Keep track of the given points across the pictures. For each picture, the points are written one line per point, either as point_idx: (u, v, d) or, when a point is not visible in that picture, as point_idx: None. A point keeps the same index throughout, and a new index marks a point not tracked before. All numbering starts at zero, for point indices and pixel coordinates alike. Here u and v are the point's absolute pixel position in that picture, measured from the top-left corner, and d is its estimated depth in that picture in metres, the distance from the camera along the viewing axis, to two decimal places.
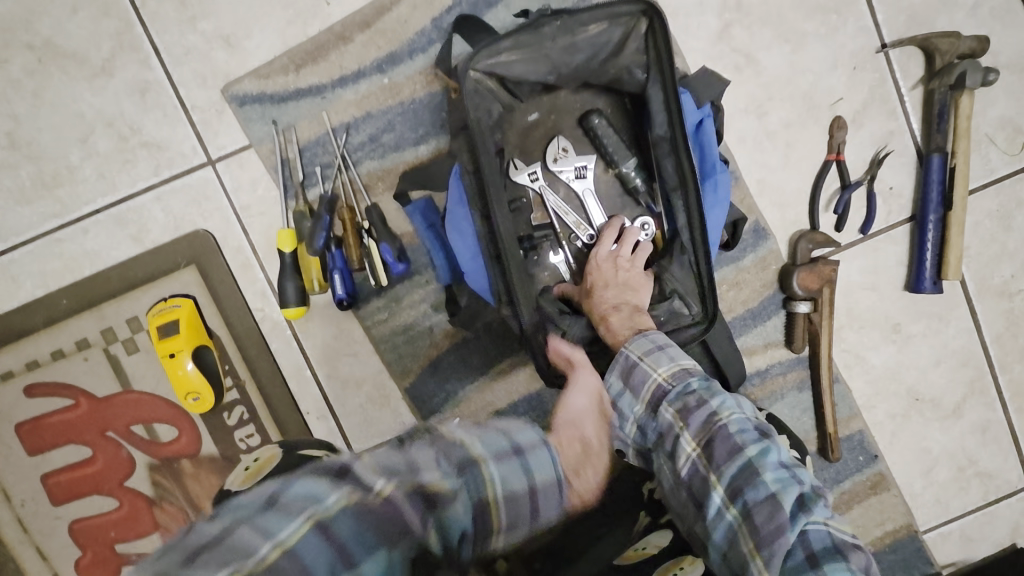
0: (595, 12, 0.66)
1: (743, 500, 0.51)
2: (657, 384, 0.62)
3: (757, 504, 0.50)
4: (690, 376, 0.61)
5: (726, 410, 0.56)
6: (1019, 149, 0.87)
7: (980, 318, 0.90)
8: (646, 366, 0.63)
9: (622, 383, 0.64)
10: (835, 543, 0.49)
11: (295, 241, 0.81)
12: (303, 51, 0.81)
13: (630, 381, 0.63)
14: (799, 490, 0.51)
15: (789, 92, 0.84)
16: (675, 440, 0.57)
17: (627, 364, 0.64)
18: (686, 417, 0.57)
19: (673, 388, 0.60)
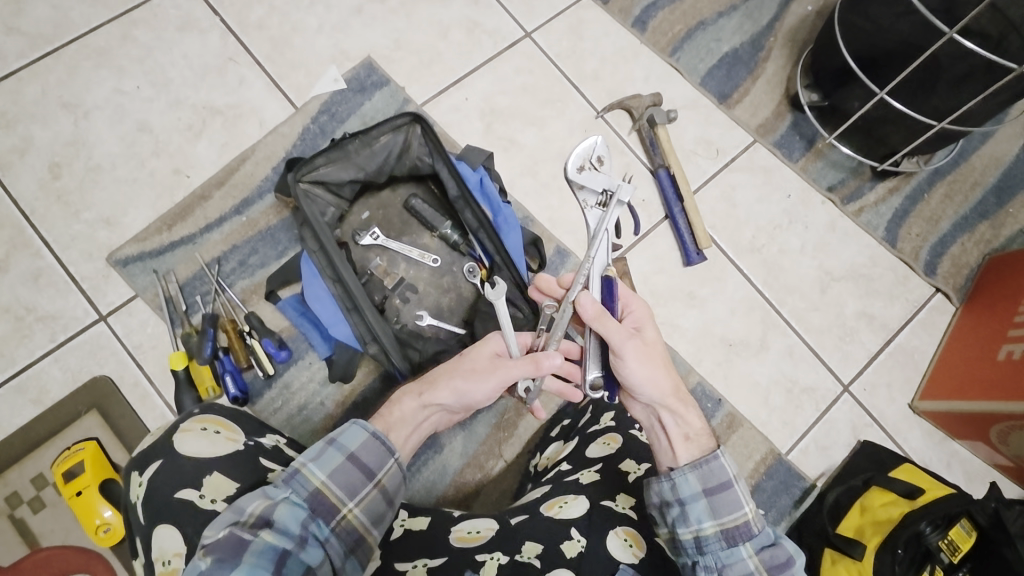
0: (379, 127, 0.95)
1: None
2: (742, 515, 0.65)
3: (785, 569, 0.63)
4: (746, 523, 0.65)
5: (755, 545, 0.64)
6: (716, 153, 1.23)
7: (746, 271, 1.18)
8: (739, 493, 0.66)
9: (700, 494, 0.67)
10: None
11: (187, 358, 0.95)
12: (172, 214, 1.03)
13: (710, 490, 0.66)
14: None
15: (549, 155, 1.17)
16: (740, 561, 0.64)
17: (718, 484, 0.66)
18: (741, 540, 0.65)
19: (752, 522, 0.64)
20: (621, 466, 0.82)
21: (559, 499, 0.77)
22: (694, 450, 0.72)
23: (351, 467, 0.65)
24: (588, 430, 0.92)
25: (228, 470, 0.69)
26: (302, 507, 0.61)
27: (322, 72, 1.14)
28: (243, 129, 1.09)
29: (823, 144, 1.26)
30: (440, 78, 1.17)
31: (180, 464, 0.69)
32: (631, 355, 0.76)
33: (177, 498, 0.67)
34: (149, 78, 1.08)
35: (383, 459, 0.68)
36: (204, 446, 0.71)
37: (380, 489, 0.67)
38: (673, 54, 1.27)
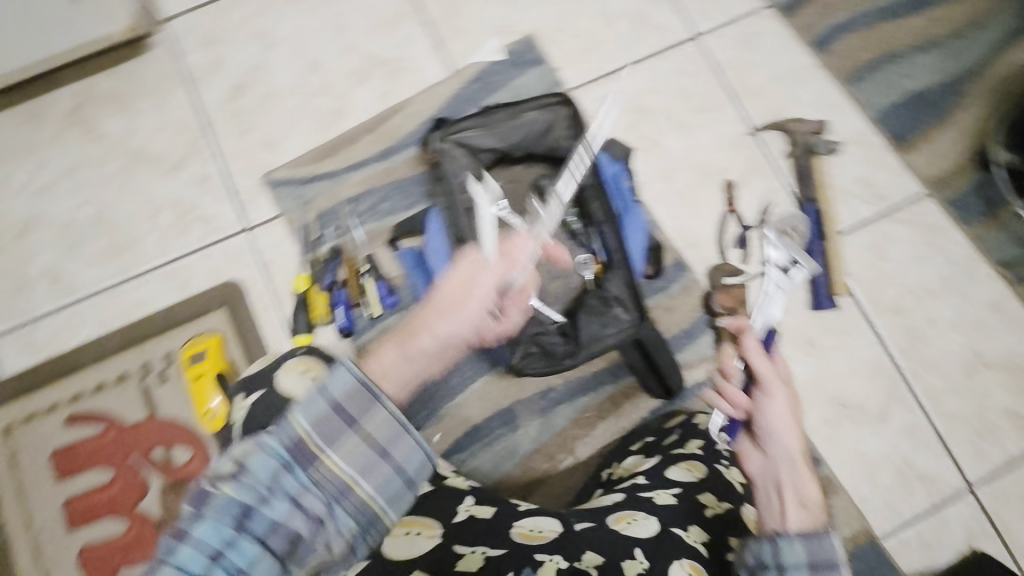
0: (530, 102, 0.95)
1: None
2: None
3: None
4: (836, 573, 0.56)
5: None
6: (875, 198, 1.12)
7: (880, 331, 1.07)
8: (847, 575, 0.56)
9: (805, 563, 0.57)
10: None
11: (309, 283, 1.02)
12: (323, 149, 1.10)
13: (818, 565, 0.57)
14: None
15: (689, 163, 1.12)
16: None
17: (828, 559, 0.57)
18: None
19: None
20: (701, 497, 0.77)
21: (628, 514, 0.74)
22: (807, 515, 0.61)
23: (331, 416, 0.47)
24: (671, 451, 0.87)
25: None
26: (272, 455, 0.47)
27: (484, 41, 1.16)
28: (401, 83, 1.14)
29: (1007, 213, 1.11)
30: (596, 67, 1.16)
31: (275, 400, 0.75)
32: (778, 401, 0.72)
33: (263, 432, 0.72)
34: (332, 22, 1.16)
35: (366, 408, 0.48)
36: (299, 386, 0.76)
37: (369, 444, 0.48)
38: (851, 83, 1.16)
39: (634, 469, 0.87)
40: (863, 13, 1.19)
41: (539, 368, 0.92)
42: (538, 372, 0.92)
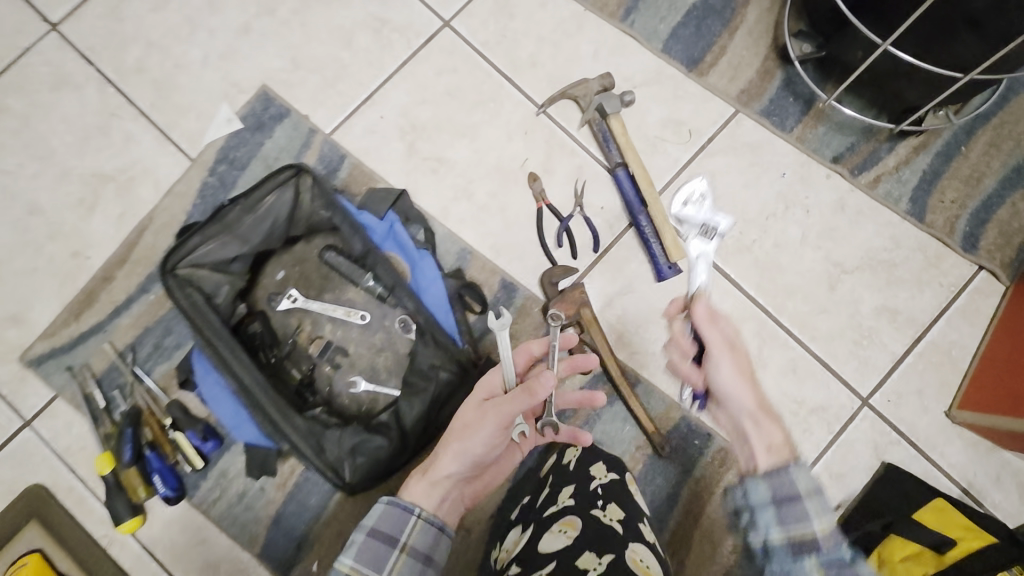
0: (261, 186, 0.82)
1: (788, 530, 0.60)
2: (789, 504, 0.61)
3: (794, 513, 0.60)
4: (794, 471, 0.61)
5: (812, 498, 0.60)
6: (688, 135, 1.02)
7: (733, 277, 0.99)
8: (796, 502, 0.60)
9: (772, 500, 0.62)
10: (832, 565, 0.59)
11: (113, 462, 0.90)
12: (78, 302, 0.95)
13: (780, 498, 0.61)
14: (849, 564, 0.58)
15: (484, 170, 1.00)
16: (763, 502, 0.62)
17: (790, 490, 0.61)
18: (778, 491, 0.61)
19: (777, 490, 0.61)
20: (578, 562, 0.69)
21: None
22: (774, 458, 0.63)
23: (376, 542, 0.68)
24: (545, 514, 0.80)
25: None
26: (360, 532, 0.68)
27: (214, 112, 1.00)
28: (138, 192, 0.98)
29: (823, 105, 1.02)
30: (351, 98, 1.02)
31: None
32: (726, 363, 0.71)
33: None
34: (32, 151, 0.99)
35: (375, 547, 0.67)
36: None
37: (414, 552, 0.69)
38: (624, 18, 1.04)
39: (513, 553, 0.78)
40: None
41: (369, 480, 0.80)
42: (370, 484, 0.80)
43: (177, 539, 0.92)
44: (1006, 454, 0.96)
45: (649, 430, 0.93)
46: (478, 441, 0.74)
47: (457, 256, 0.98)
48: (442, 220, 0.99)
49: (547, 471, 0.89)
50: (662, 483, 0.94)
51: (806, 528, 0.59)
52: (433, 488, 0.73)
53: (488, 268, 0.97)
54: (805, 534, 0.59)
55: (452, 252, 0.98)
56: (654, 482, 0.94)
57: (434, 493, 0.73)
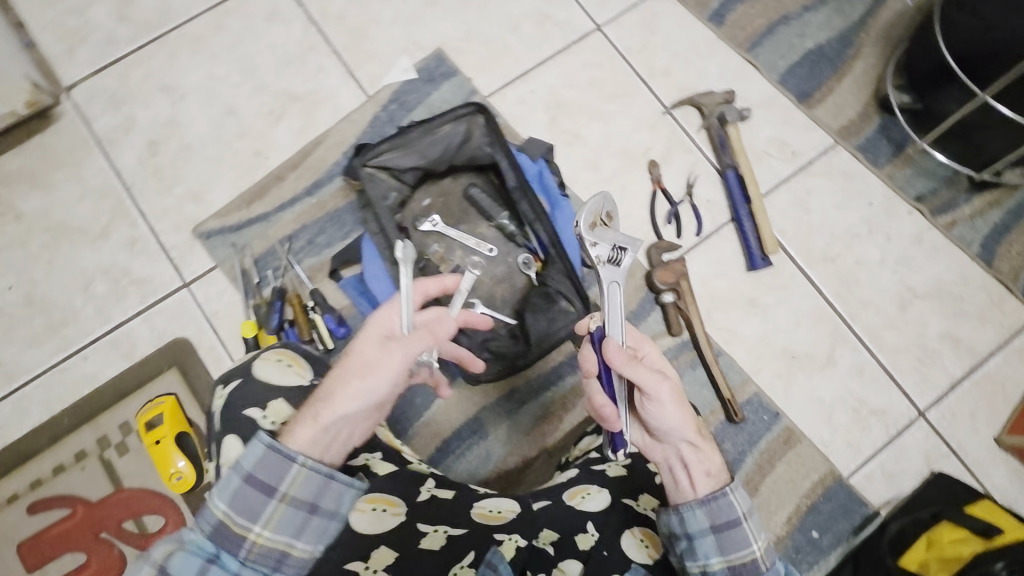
0: (443, 115, 0.97)
1: (723, 542, 0.65)
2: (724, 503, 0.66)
3: (732, 523, 0.65)
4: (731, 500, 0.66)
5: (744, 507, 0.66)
6: (791, 155, 1.17)
7: (816, 281, 1.12)
8: (737, 510, 0.65)
9: (709, 527, 0.65)
10: None
11: (257, 328, 1.01)
12: (251, 192, 1.10)
13: (718, 527, 0.65)
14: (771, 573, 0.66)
15: (612, 150, 1.16)
16: (701, 512, 0.65)
17: (721, 508, 0.65)
18: (716, 530, 0.65)
19: (717, 513, 0.65)
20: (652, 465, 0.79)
21: (581, 489, 0.76)
22: (713, 484, 0.67)
23: (252, 490, 0.57)
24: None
25: (293, 400, 0.71)
26: (236, 475, 0.57)
27: (394, 62, 1.18)
28: (319, 114, 1.15)
29: (914, 151, 1.17)
30: (510, 71, 1.18)
31: (254, 388, 0.71)
32: (664, 393, 0.68)
33: (245, 414, 0.69)
34: (238, 65, 1.16)
35: (253, 507, 0.57)
36: (274, 374, 0.73)
37: (295, 502, 0.58)
38: (750, 49, 1.21)
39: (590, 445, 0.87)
40: None
41: (494, 373, 0.94)
42: (493, 378, 0.93)
43: None
44: None
45: (725, 395, 1.04)
46: (383, 384, 0.60)
47: None
48: (570, 185, 1.13)
49: None
50: (731, 445, 1.04)
51: (737, 530, 0.65)
52: (325, 433, 0.59)
53: None
54: (738, 540, 0.65)
55: None
56: (724, 443, 1.03)
57: (330, 437, 0.60)
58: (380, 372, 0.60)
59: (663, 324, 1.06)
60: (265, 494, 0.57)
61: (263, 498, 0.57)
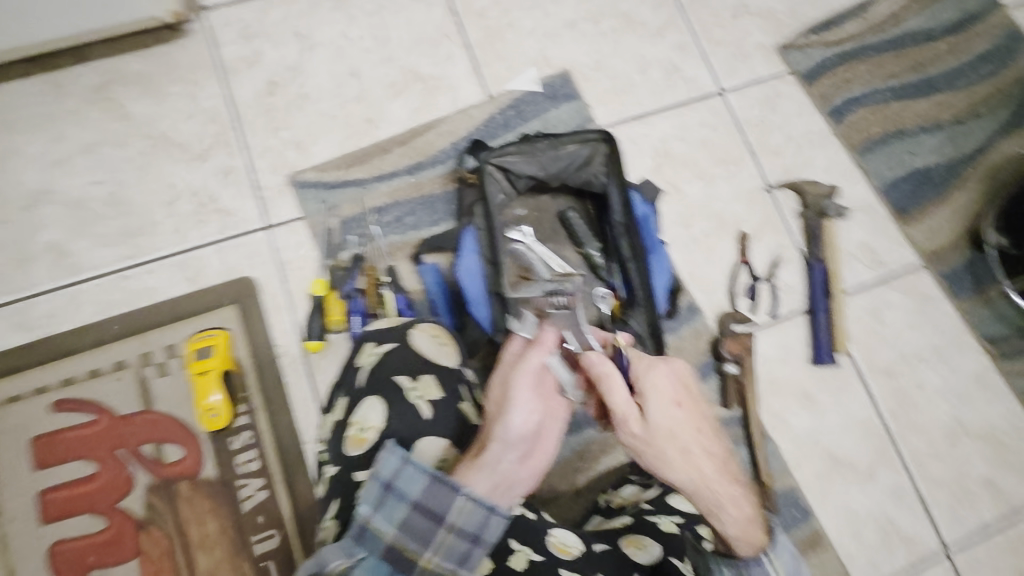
0: (574, 135, 0.98)
1: None
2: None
3: None
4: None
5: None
6: (877, 265, 1.18)
7: (874, 392, 1.11)
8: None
9: None
10: None
11: (327, 288, 1.00)
12: (355, 156, 1.11)
13: None
14: None
15: (707, 212, 1.17)
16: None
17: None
18: None
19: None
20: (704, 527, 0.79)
21: (636, 541, 0.75)
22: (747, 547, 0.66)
23: (418, 516, 0.61)
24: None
25: (439, 379, 0.76)
26: (402, 501, 0.61)
27: (522, 71, 1.19)
28: (438, 100, 1.16)
29: (994, 292, 1.18)
30: (628, 110, 1.20)
31: (410, 357, 0.77)
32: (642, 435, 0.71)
33: (393, 380, 0.75)
34: (373, 32, 1.18)
35: (423, 528, 0.60)
36: (428, 348, 0.79)
37: (460, 533, 0.61)
38: (860, 152, 1.23)
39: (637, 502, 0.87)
40: (876, 90, 1.27)
41: None
42: None
43: None
44: None
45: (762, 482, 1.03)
46: (521, 411, 0.68)
47: None
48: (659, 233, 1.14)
49: None
50: None
51: None
52: (489, 472, 0.64)
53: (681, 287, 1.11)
54: None
55: None
56: None
57: (499, 476, 0.64)
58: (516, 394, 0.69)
59: (718, 393, 1.06)
60: (435, 518, 0.61)
61: (428, 519, 0.61)
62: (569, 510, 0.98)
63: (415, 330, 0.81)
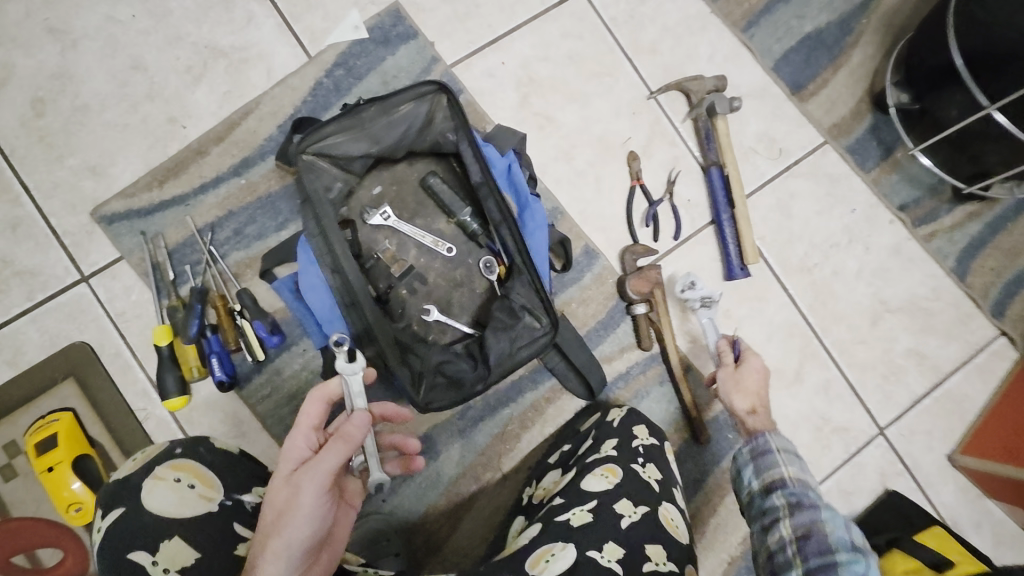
0: (399, 92, 0.81)
1: (795, 507, 0.69)
2: (781, 474, 0.73)
3: (806, 506, 0.68)
4: (806, 484, 0.72)
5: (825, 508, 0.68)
6: (778, 154, 1.08)
7: (792, 293, 1.06)
8: (775, 457, 0.75)
9: (750, 458, 0.77)
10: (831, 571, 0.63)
11: (171, 335, 0.88)
12: (165, 169, 0.93)
13: (773, 479, 0.73)
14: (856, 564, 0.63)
15: (588, 139, 1.04)
16: (778, 481, 0.73)
17: (762, 447, 0.77)
18: (795, 509, 0.69)
19: (781, 473, 0.73)
20: (617, 507, 0.77)
21: (545, 552, 0.71)
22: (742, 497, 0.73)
23: None
24: (585, 460, 0.85)
25: (192, 535, 0.68)
26: None
27: (341, 15, 0.99)
28: (248, 75, 0.97)
29: (902, 155, 1.11)
30: (477, 36, 1.02)
31: (143, 520, 0.68)
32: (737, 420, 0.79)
33: (131, 557, 0.66)
34: (145, 5, 0.95)
35: None
36: (171, 501, 0.69)
37: None
38: (745, 29, 1.09)
39: (554, 489, 0.84)
40: None
41: (447, 402, 0.81)
42: (447, 406, 0.81)
43: (224, 423, 0.91)
44: (986, 504, 1.07)
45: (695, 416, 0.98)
46: (314, 522, 0.64)
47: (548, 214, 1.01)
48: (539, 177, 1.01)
49: (590, 420, 0.93)
50: (694, 465, 0.99)
51: (814, 505, 0.69)
52: None
53: (574, 231, 1.01)
54: (811, 510, 0.68)
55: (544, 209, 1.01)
56: (685, 464, 0.99)
57: None
58: (300, 507, 0.63)
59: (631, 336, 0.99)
60: None
61: None
62: (498, 494, 0.95)
63: (150, 480, 0.70)
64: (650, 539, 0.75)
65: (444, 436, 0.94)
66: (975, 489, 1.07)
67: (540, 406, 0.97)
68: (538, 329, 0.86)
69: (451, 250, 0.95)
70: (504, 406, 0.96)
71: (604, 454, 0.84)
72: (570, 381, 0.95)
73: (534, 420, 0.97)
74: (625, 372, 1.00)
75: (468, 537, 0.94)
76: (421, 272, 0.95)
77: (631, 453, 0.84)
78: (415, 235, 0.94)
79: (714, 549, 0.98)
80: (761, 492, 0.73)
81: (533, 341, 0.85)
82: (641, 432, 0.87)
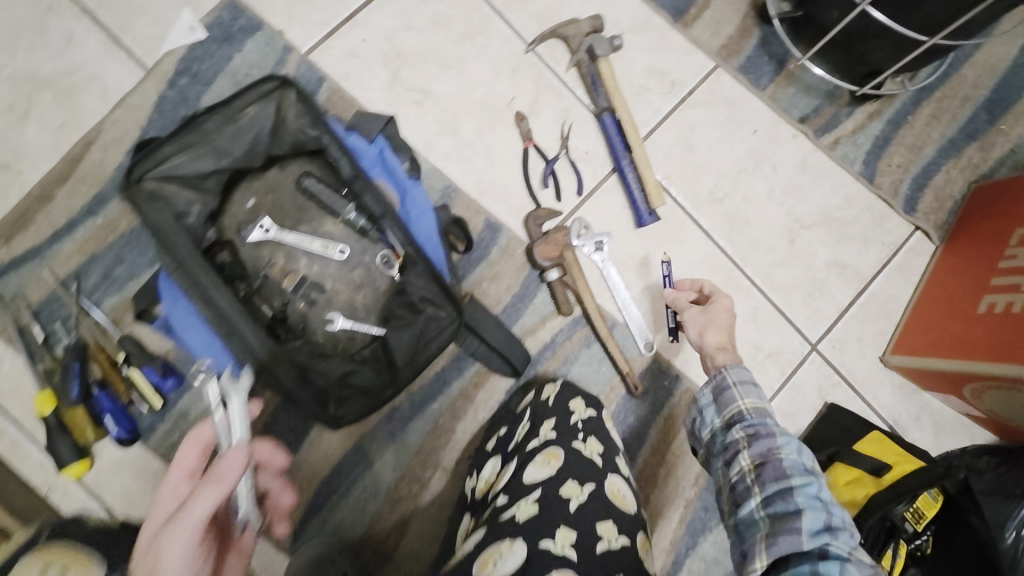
0: (236, 99, 0.78)
1: (765, 485, 0.63)
2: (739, 409, 0.71)
3: (769, 465, 0.64)
4: (768, 413, 0.70)
5: (787, 448, 0.65)
6: (671, 87, 1.04)
7: (707, 227, 1.04)
8: (735, 391, 0.72)
9: (711, 399, 0.74)
10: (792, 513, 0.60)
11: (55, 401, 0.81)
12: (9, 222, 0.84)
13: (729, 416, 0.71)
14: (827, 519, 0.60)
15: (471, 106, 0.98)
16: (736, 454, 0.67)
17: (720, 385, 0.74)
18: (753, 441, 0.67)
19: (748, 414, 0.70)
20: (563, 490, 0.72)
21: (492, 554, 0.66)
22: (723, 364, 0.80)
23: None
24: (526, 446, 0.80)
25: None
26: None
27: (172, 18, 0.90)
28: (81, 102, 0.87)
29: (795, 66, 1.08)
30: (330, 16, 0.94)
31: None
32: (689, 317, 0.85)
33: None
34: None
35: None
36: None
37: None
38: None
39: (497, 483, 0.79)
40: None
41: (358, 413, 0.79)
42: (360, 417, 0.79)
43: (138, 477, 0.85)
44: (924, 397, 1.09)
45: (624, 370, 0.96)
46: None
47: (442, 194, 0.95)
48: (424, 155, 0.96)
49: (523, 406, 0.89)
50: (632, 421, 0.99)
51: (776, 443, 0.66)
52: None
53: (472, 206, 0.96)
54: (785, 486, 0.62)
55: (436, 189, 0.95)
56: (625, 420, 0.98)
57: None
58: (165, 571, 0.57)
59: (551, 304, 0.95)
60: None
61: None
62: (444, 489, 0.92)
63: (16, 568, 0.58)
64: (601, 516, 0.71)
65: (375, 443, 0.91)
66: (911, 385, 1.08)
67: (470, 392, 0.94)
68: (443, 317, 0.82)
69: (344, 250, 0.87)
70: (432, 400, 0.93)
71: (542, 437, 0.80)
72: (494, 360, 0.91)
73: (467, 407, 0.93)
74: (552, 340, 0.97)
75: (421, 539, 0.91)
76: (317, 280, 0.87)
77: (567, 429, 0.81)
78: (304, 241, 0.86)
79: (669, 496, 0.98)
80: (719, 435, 0.71)
81: (442, 332, 0.81)
82: (578, 407, 0.84)
